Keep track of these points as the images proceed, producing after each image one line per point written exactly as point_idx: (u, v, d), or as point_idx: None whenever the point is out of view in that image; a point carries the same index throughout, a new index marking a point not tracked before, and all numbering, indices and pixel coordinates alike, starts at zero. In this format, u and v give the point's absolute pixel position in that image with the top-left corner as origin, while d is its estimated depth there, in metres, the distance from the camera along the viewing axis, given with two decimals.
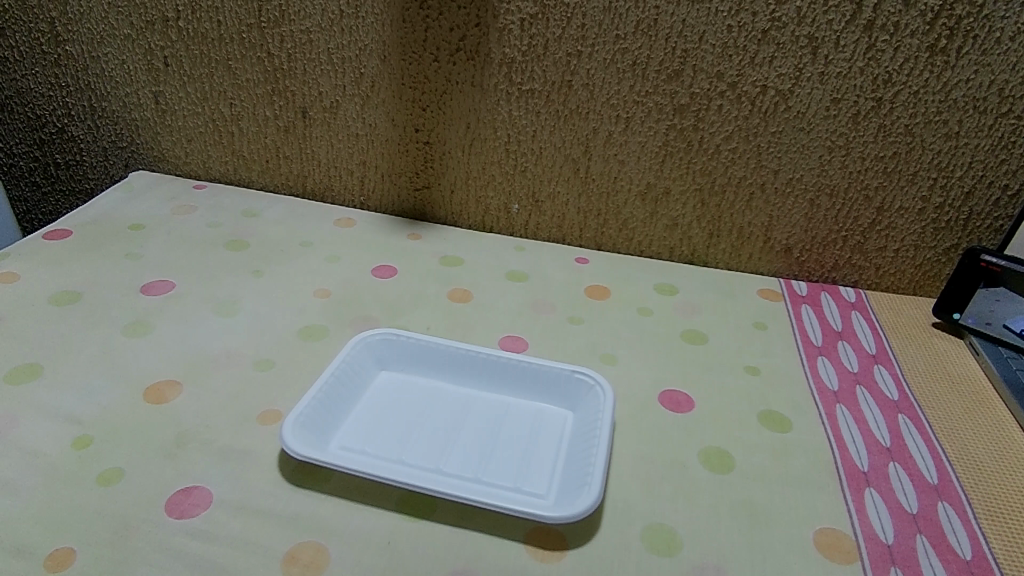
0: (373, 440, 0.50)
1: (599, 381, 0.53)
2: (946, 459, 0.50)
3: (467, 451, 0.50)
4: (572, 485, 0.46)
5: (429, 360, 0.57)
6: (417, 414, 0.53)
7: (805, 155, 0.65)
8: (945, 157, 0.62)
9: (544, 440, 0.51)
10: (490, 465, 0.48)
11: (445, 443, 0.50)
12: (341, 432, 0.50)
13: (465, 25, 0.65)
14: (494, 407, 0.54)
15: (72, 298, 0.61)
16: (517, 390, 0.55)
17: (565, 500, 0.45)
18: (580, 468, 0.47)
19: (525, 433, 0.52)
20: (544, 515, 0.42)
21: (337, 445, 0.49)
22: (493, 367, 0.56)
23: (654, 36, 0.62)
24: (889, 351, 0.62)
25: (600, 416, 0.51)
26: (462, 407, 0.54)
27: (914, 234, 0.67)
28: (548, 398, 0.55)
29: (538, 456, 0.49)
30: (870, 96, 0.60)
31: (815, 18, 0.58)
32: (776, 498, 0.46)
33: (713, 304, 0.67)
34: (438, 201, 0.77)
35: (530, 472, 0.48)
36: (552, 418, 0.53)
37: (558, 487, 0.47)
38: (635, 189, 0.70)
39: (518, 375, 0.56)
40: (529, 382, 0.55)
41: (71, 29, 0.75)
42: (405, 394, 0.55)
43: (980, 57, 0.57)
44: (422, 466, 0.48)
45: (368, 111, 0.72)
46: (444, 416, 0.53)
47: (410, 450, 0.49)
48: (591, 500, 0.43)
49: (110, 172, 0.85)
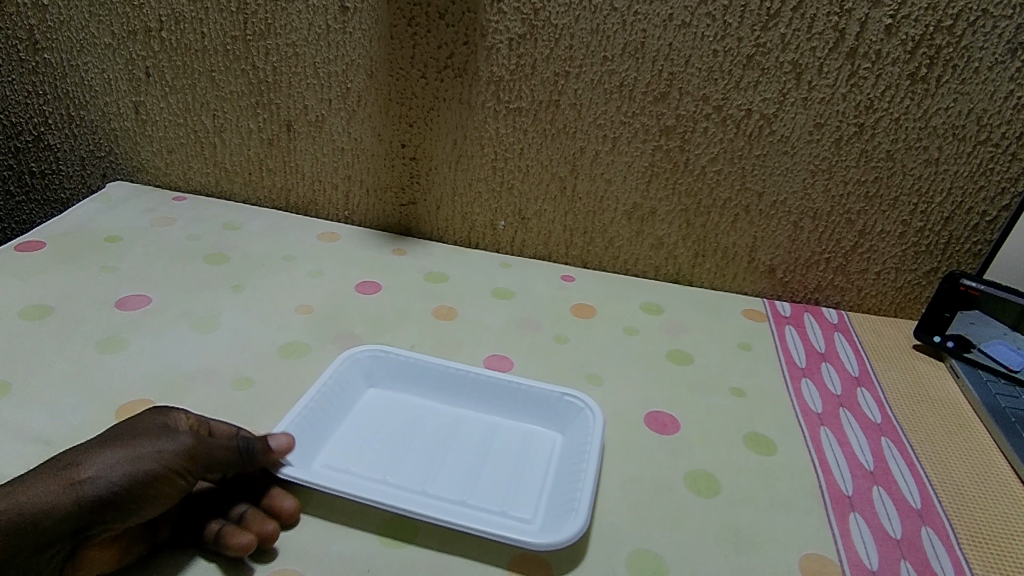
0: (358, 459, 0.49)
1: (589, 404, 0.53)
2: (929, 483, 0.51)
3: (452, 473, 0.49)
4: (559, 510, 0.45)
5: (418, 376, 0.57)
6: (403, 433, 0.52)
7: (789, 178, 0.65)
8: (926, 183, 0.63)
9: (532, 462, 0.50)
10: (476, 486, 0.48)
11: (432, 463, 0.49)
12: (324, 449, 0.50)
13: (453, 43, 0.65)
14: (482, 426, 0.54)
15: (44, 313, 0.59)
16: (507, 410, 0.55)
17: (551, 526, 0.44)
18: (567, 493, 0.46)
19: (513, 455, 0.51)
20: (529, 540, 0.41)
21: (320, 463, 0.48)
22: (483, 383, 0.56)
23: (641, 58, 0.62)
24: (872, 373, 0.63)
25: (589, 439, 0.50)
26: (449, 426, 0.53)
27: (895, 257, 0.67)
28: (538, 418, 0.54)
29: (524, 480, 0.49)
30: (853, 121, 0.61)
31: (799, 45, 0.59)
32: (762, 522, 0.46)
33: (698, 324, 0.68)
34: (424, 216, 0.76)
35: (516, 496, 0.47)
36: (540, 438, 0.53)
37: (544, 511, 0.46)
38: (622, 209, 0.70)
39: (508, 394, 0.55)
40: (520, 403, 0.55)
41: (50, 37, 0.73)
42: (393, 412, 0.54)
43: (959, 86, 0.58)
44: (407, 487, 0.47)
45: (354, 126, 0.72)
46: (430, 435, 0.52)
47: (394, 470, 0.49)
48: (578, 526, 0.42)
49: (87, 182, 0.83)
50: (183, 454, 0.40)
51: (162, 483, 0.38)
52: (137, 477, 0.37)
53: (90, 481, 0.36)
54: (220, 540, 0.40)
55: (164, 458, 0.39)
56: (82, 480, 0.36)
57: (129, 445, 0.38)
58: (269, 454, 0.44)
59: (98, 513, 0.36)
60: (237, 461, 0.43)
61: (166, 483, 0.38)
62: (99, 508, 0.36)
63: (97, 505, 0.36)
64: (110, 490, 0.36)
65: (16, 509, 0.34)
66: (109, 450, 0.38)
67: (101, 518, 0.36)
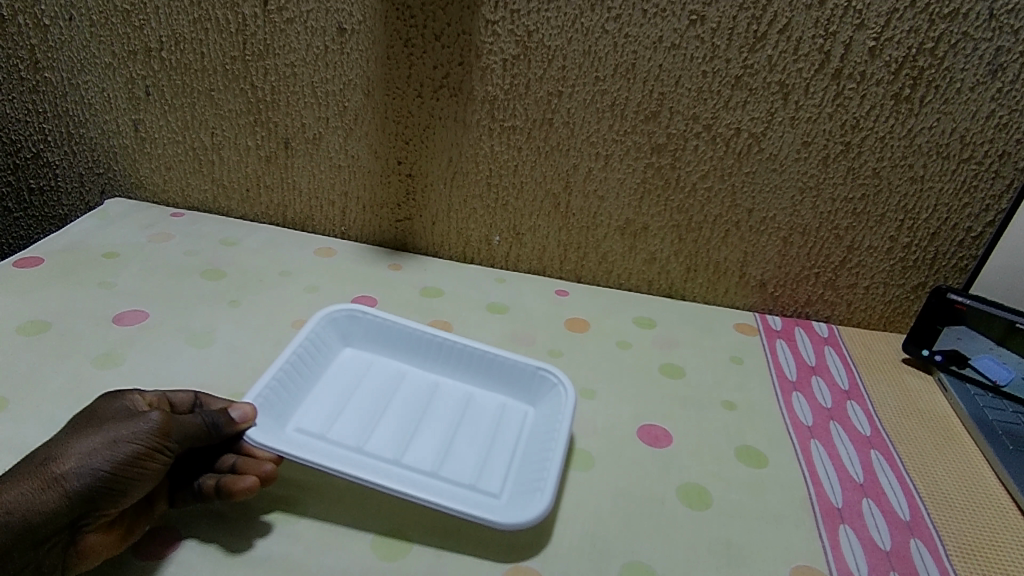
0: (331, 424, 0.52)
1: (561, 379, 0.56)
2: (918, 496, 0.51)
3: (424, 442, 0.52)
4: (526, 484, 0.48)
5: (393, 341, 0.61)
6: (377, 398, 0.56)
7: (778, 195, 0.66)
8: (911, 200, 0.64)
9: (503, 441, 0.53)
10: (447, 460, 0.51)
11: (406, 435, 0.52)
12: (298, 414, 0.52)
13: (449, 63, 0.66)
14: (458, 401, 0.57)
15: (41, 328, 0.60)
16: (478, 378, 0.59)
17: (518, 499, 0.47)
18: (535, 471, 0.49)
19: (483, 424, 0.55)
20: (494, 520, 0.43)
21: (293, 427, 0.51)
22: (463, 366, 0.59)
23: (632, 79, 0.63)
24: (862, 387, 0.63)
25: (559, 413, 0.54)
26: (426, 402, 0.56)
27: (883, 272, 0.69)
28: (508, 390, 0.58)
29: (495, 451, 0.52)
30: (839, 140, 0.63)
31: (785, 66, 0.60)
32: (753, 535, 0.47)
33: (690, 338, 0.68)
34: (419, 232, 0.77)
35: (485, 468, 0.50)
36: (511, 414, 0.56)
37: (512, 485, 0.49)
38: (615, 225, 0.72)
39: (480, 365, 0.59)
40: (491, 372, 0.59)
41: (51, 56, 0.74)
42: (367, 377, 0.58)
43: (942, 106, 0.60)
44: (381, 456, 0.50)
45: (351, 143, 0.73)
46: (404, 401, 0.56)
47: (367, 436, 0.52)
48: (547, 499, 0.45)
49: (86, 199, 0.84)
50: (154, 429, 0.40)
51: (144, 460, 0.39)
52: (117, 459, 0.38)
53: (72, 473, 0.37)
54: (224, 491, 0.43)
55: (138, 439, 0.39)
56: (62, 475, 0.37)
57: (99, 433, 0.39)
58: (233, 425, 0.46)
59: (91, 499, 0.37)
60: (205, 435, 0.44)
61: (148, 458, 0.40)
62: (90, 496, 0.37)
63: (87, 493, 0.37)
64: (94, 476, 0.37)
65: (8, 510, 0.36)
66: (80, 441, 0.39)
67: (96, 505, 0.38)
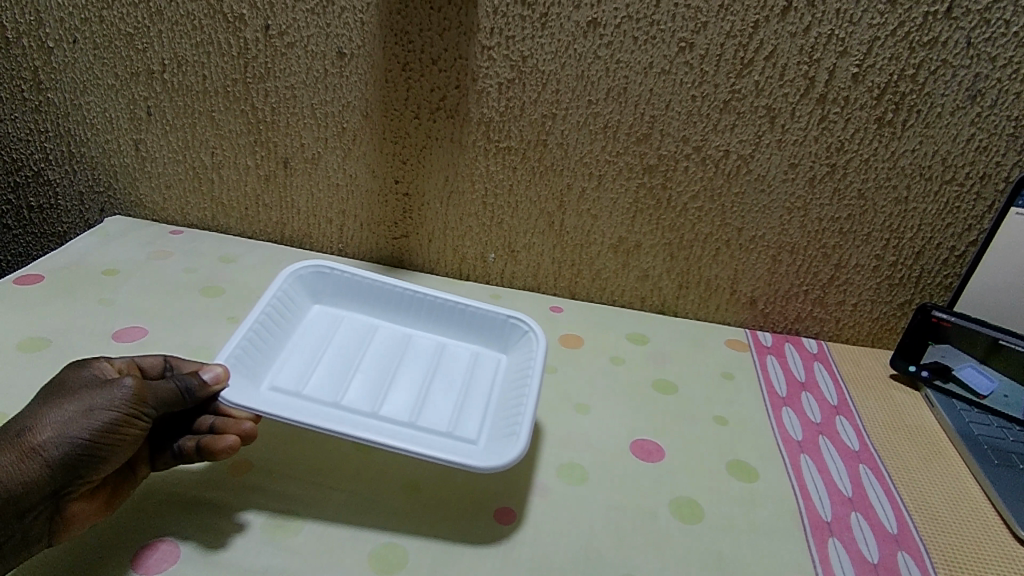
0: (305, 380, 0.54)
1: (533, 328, 0.59)
2: (905, 510, 0.53)
3: (399, 394, 0.54)
4: (502, 429, 0.51)
5: (362, 295, 0.63)
6: (349, 355, 0.58)
7: (767, 215, 0.68)
8: (896, 220, 0.66)
9: (476, 391, 0.56)
10: (423, 411, 0.53)
11: (380, 390, 0.54)
12: (271, 374, 0.53)
13: (445, 87, 0.68)
14: (429, 354, 0.60)
15: (40, 345, 0.61)
16: (449, 330, 0.62)
17: (496, 442, 0.50)
18: (509, 418, 0.51)
19: (456, 375, 0.58)
20: (475, 464, 0.45)
21: (268, 385, 0.52)
22: (434, 318, 0.62)
23: (624, 102, 0.65)
24: (851, 402, 0.65)
25: (529, 360, 0.57)
26: (399, 359, 0.59)
27: (870, 289, 0.70)
28: (479, 342, 0.62)
29: (469, 400, 0.55)
30: (825, 162, 0.64)
31: (772, 91, 0.62)
32: (743, 548, 0.48)
33: (682, 354, 0.70)
34: (416, 249, 0.78)
35: (460, 416, 0.53)
36: (482, 364, 0.60)
37: (488, 432, 0.52)
38: (608, 243, 0.73)
39: (451, 317, 0.62)
40: (462, 323, 0.62)
41: (55, 78, 0.75)
42: (337, 334, 0.60)
43: (924, 130, 0.62)
44: (357, 410, 0.52)
45: (349, 163, 0.74)
46: (376, 356, 0.58)
47: (342, 390, 0.54)
48: (525, 439, 0.47)
49: (86, 217, 0.85)
50: (126, 398, 0.42)
51: (121, 428, 0.41)
52: (93, 429, 0.40)
53: (50, 443, 0.39)
54: (205, 450, 0.46)
55: (113, 407, 0.41)
56: (40, 446, 0.39)
57: (72, 403, 0.41)
58: (206, 388, 0.45)
59: (73, 466, 0.40)
60: (179, 401, 0.45)
61: (125, 425, 0.42)
62: (71, 465, 0.40)
63: (68, 460, 0.39)
64: (73, 445, 0.40)
65: None
66: (54, 411, 0.40)
67: (80, 472, 0.40)
